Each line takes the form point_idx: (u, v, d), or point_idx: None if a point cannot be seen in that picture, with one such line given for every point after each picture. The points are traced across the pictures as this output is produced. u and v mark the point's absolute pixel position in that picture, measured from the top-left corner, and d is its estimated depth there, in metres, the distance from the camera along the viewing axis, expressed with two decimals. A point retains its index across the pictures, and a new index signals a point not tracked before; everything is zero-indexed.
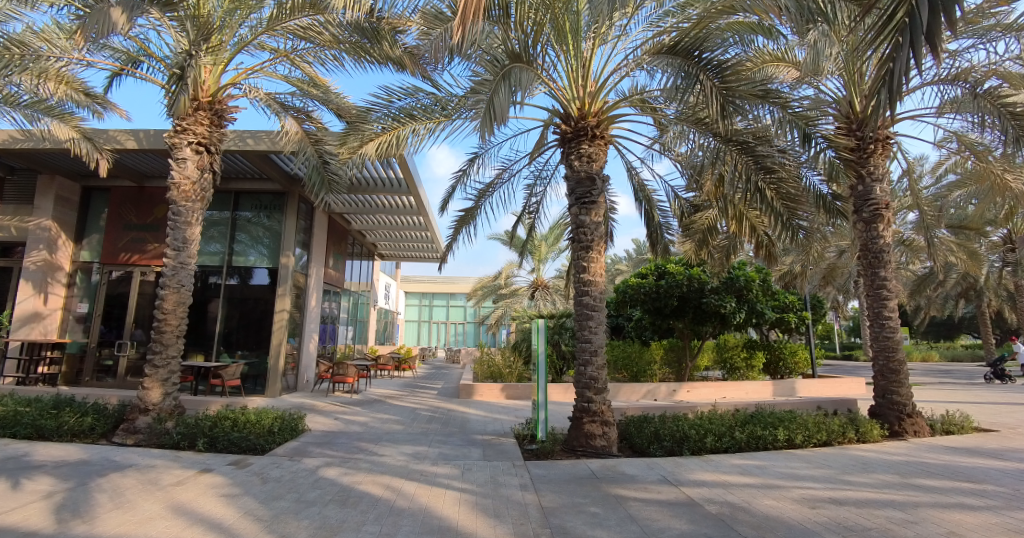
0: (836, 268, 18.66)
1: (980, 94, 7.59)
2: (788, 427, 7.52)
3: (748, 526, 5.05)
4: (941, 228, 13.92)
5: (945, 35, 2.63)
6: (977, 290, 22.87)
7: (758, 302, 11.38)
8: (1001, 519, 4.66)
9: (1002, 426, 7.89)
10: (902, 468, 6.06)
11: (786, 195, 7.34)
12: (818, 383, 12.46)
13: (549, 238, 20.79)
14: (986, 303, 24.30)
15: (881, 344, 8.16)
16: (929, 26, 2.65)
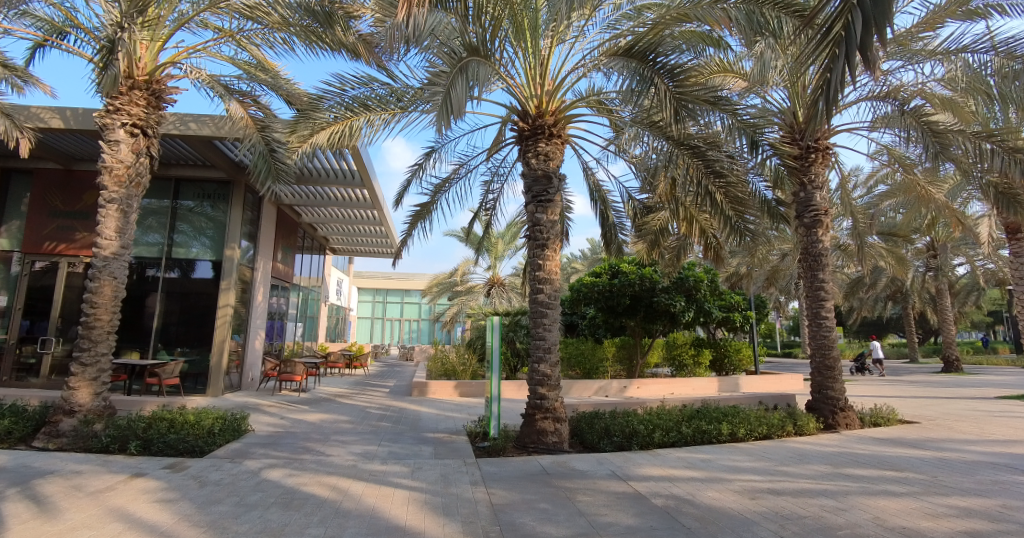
0: (779, 270, 19.57)
1: (908, 112, 8.11)
2: (731, 421, 7.81)
3: (692, 518, 5.19)
4: (873, 234, 14.80)
5: (878, 50, 2.76)
6: (903, 293, 24.53)
7: (706, 301, 11.77)
8: (920, 503, 4.99)
9: (924, 418, 8.44)
10: (835, 459, 6.39)
11: (733, 198, 7.61)
12: (760, 380, 12.98)
13: (506, 235, 20.82)
14: (912, 306, 26.10)
15: (819, 342, 8.58)
16: (862, 41, 2.79)
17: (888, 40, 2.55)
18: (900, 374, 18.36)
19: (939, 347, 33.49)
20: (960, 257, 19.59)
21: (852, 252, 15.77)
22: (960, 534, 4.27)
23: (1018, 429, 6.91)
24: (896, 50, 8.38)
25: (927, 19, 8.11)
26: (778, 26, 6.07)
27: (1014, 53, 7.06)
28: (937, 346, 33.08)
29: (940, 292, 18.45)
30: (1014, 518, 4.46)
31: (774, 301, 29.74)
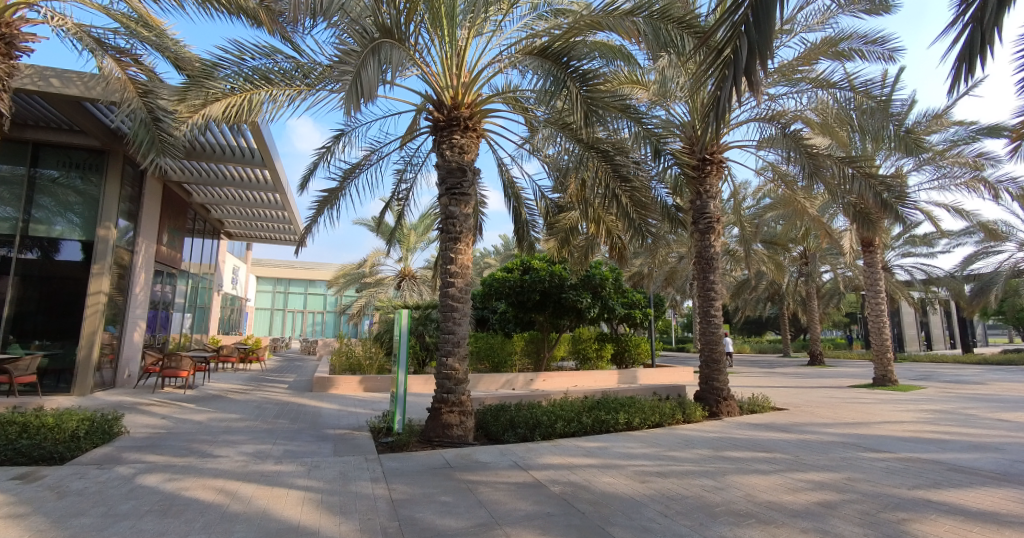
0: (677, 271, 21.00)
1: (789, 135, 9.00)
2: (627, 411, 8.23)
3: (587, 503, 5.39)
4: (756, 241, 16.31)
5: (762, 72, 3.06)
6: (779, 295, 27.36)
7: (610, 298, 12.36)
8: (784, 480, 5.55)
9: (792, 406, 9.44)
10: (716, 443, 6.94)
11: (637, 203, 7.91)
12: (655, 372, 13.83)
13: (419, 227, 20.65)
14: (787, 307, 29.15)
15: (708, 338, 9.28)
16: (748, 64, 3.07)
17: (768, 66, 2.85)
18: (775, 368, 20.46)
19: (806, 343, 37.76)
20: (826, 266, 22.17)
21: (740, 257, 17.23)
22: (813, 505, 4.77)
23: (863, 413, 7.93)
24: (779, 79, 9.25)
25: (804, 55, 8.99)
26: (682, 43, 6.35)
27: (870, 93, 8.15)
28: (806, 343, 37.26)
29: (809, 296, 20.79)
30: (855, 488, 5.07)
31: (672, 301, 31.87)
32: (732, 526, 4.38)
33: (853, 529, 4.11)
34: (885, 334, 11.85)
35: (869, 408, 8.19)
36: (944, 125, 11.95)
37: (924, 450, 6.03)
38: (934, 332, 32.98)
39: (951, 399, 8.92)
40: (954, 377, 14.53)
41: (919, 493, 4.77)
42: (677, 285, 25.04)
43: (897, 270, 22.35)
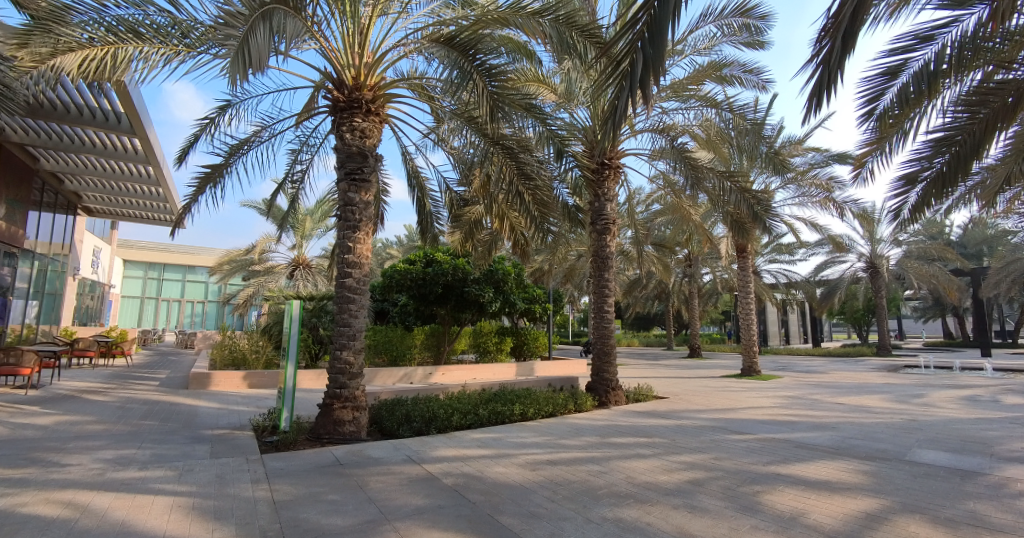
0: (576, 269, 21.92)
1: (676, 148, 9.73)
2: (522, 403, 8.44)
3: (478, 493, 5.29)
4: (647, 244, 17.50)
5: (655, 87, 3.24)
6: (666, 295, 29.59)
7: (512, 293, 12.62)
8: (662, 462, 5.70)
9: (672, 394, 10.22)
10: (603, 430, 7.30)
11: (539, 202, 7.87)
12: (552, 364, 14.29)
13: (315, 213, 19.61)
14: (673, 306, 31.64)
15: (600, 332, 9.78)
16: (643, 77, 3.23)
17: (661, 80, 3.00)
18: (660, 360, 22.13)
19: (687, 338, 41.31)
20: (707, 269, 24.34)
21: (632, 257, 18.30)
22: (684, 483, 4.90)
23: (730, 400, 8.77)
24: (670, 94, 9.91)
25: (694, 75, 9.69)
26: (585, 51, 6.51)
27: (745, 116, 9.03)
28: (688, 338, 40.75)
29: (690, 294, 22.74)
30: (721, 466, 5.40)
31: (571, 298, 33.20)
32: (612, 506, 4.38)
33: (717, 502, 4.26)
34: (752, 330, 13.27)
35: (736, 395, 9.10)
36: (802, 151, 13.60)
37: (778, 431, 6.77)
38: (792, 329, 37.63)
39: (800, 386, 10.19)
40: (803, 367, 16.67)
41: (772, 467, 5.25)
42: (575, 283, 26.12)
43: (764, 274, 25.09)
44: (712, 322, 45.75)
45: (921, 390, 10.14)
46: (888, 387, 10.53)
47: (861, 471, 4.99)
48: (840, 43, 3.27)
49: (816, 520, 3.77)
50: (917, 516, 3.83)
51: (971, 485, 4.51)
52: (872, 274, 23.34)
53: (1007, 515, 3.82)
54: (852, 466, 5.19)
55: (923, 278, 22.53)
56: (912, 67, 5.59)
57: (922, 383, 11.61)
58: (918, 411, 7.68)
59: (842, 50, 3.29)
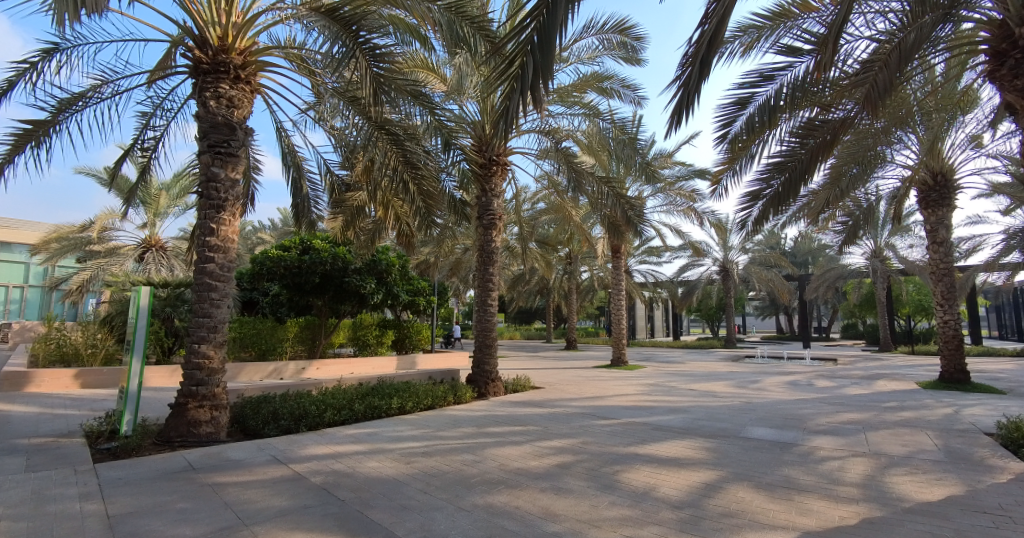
0: (462, 263, 22.02)
1: (560, 150, 10.14)
2: (401, 396, 8.29)
3: (349, 488, 5.06)
4: (532, 241, 18.13)
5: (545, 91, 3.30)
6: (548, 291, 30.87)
7: (395, 285, 12.36)
8: (533, 448, 5.94)
9: (547, 384, 10.71)
10: (481, 421, 7.42)
11: (424, 192, 7.65)
12: (434, 357, 14.19)
13: (171, 188, 17.43)
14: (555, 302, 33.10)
15: (482, 325, 9.93)
16: (535, 81, 3.28)
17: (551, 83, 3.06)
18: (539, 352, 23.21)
19: (565, 331, 43.57)
20: (586, 267, 25.87)
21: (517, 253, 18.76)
22: (552, 467, 5.12)
23: (600, 388, 9.41)
24: (556, 99, 10.29)
25: (578, 83, 10.15)
26: (474, 44, 6.50)
27: (625, 128, 9.67)
28: (567, 332, 43.03)
29: (569, 290, 24.02)
30: (587, 449, 5.74)
31: (457, 293, 33.29)
32: (484, 493, 4.44)
33: (580, 482, 4.55)
34: (622, 324, 14.37)
35: (605, 384, 9.78)
36: (671, 163, 14.97)
37: (639, 415, 7.40)
38: (657, 323, 41.55)
39: (660, 375, 11.26)
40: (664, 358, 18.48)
41: (631, 448, 5.72)
42: (461, 276, 26.23)
43: (636, 273, 27.28)
44: (588, 315, 48.78)
45: (755, 376, 11.74)
46: (730, 374, 12.05)
47: (704, 448, 5.64)
48: (697, 71, 3.54)
49: (664, 493, 4.17)
50: (745, 483, 4.41)
51: (787, 455, 5.30)
52: (724, 276, 26.48)
53: (811, 477, 4.57)
54: (697, 444, 5.84)
55: (763, 282, 26.05)
56: (758, 100, 6.40)
57: (756, 370, 13.46)
58: (751, 394, 8.87)
59: (699, 77, 3.56)
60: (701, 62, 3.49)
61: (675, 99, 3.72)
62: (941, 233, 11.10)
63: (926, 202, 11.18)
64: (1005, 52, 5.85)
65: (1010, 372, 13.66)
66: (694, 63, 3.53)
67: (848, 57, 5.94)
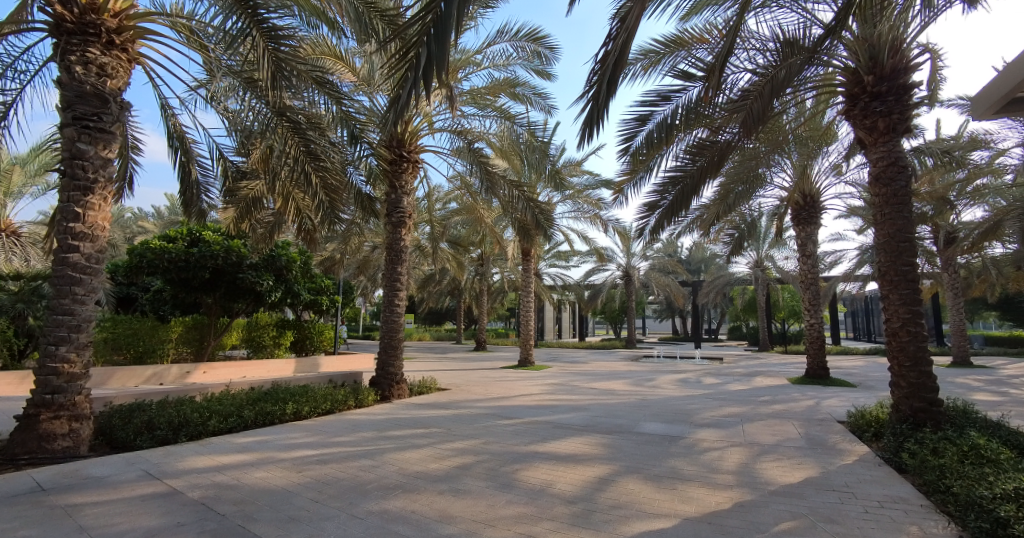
0: (371, 261, 21.30)
1: (473, 151, 10.09)
2: (297, 401, 7.82)
3: (231, 501, 4.63)
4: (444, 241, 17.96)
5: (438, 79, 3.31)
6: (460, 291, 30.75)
7: (296, 283, 11.68)
8: (435, 450, 5.84)
9: (454, 386, 10.64)
10: (382, 425, 7.18)
11: (327, 186, 7.26)
12: (336, 360, 13.38)
13: (26, 163, 15.09)
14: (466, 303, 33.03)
15: (389, 326, 9.65)
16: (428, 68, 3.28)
17: (450, 79, 3.04)
18: (449, 352, 24.40)
19: (476, 332, 43.67)
20: (497, 269, 26.13)
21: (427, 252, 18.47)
22: (452, 468, 5.06)
23: (506, 388, 9.50)
24: (468, 100, 10.24)
25: (491, 86, 10.19)
26: (383, 34, 6.25)
27: (535, 134, 9.75)
28: (478, 333, 43.18)
29: (481, 291, 24.11)
30: (489, 450, 5.76)
31: (365, 292, 32.14)
32: (380, 499, 4.29)
33: (479, 483, 4.54)
34: (529, 325, 14.66)
35: (511, 385, 9.90)
36: (579, 172, 15.55)
37: (542, 414, 7.56)
38: (564, 325, 43.04)
39: (564, 374, 11.63)
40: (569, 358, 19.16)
41: (531, 447, 5.82)
42: (369, 275, 25.34)
43: (545, 276, 28.04)
44: (499, 317, 49.31)
45: (651, 375, 12.50)
46: (629, 373, 12.72)
47: (600, 444, 5.88)
48: (605, 88, 3.62)
49: (560, 489, 4.28)
50: (634, 475, 4.66)
51: (674, 447, 5.68)
52: (627, 281, 27.99)
53: (693, 467, 4.93)
54: (595, 440, 6.08)
55: (661, 287, 27.84)
56: (657, 117, 6.82)
57: (652, 369, 14.34)
58: (646, 392, 9.43)
59: (607, 94, 3.65)
60: (607, 80, 3.60)
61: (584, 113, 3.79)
62: (808, 247, 12.55)
63: (797, 219, 12.58)
64: (858, 95, 6.75)
65: (858, 368, 15.77)
66: (601, 80, 3.62)
67: (733, 86, 6.51)
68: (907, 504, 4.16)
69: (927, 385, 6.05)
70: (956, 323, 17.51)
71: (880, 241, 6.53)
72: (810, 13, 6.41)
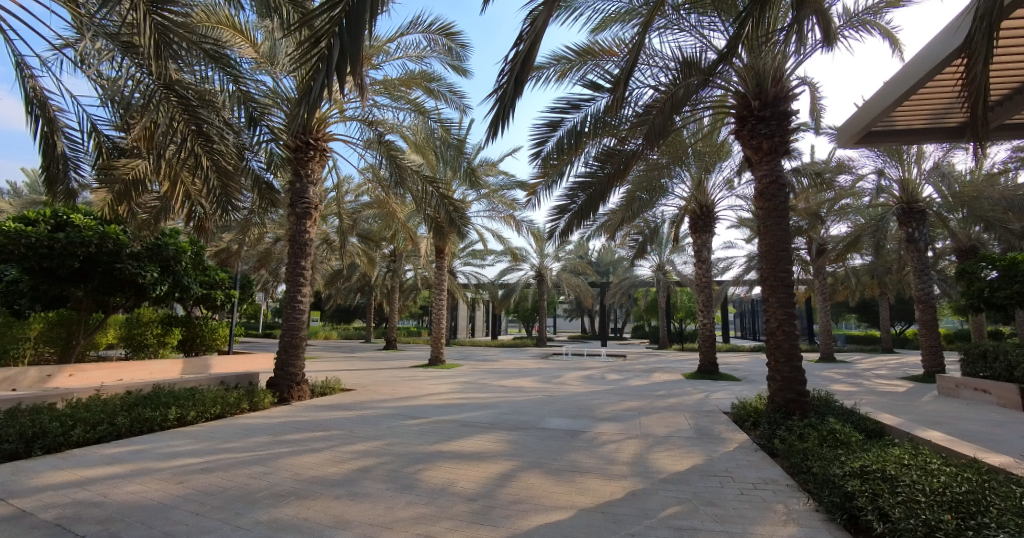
0: (274, 253, 19.98)
1: (384, 143, 9.80)
2: (181, 405, 7.13)
3: (94, 518, 4.09)
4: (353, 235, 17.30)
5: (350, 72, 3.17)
6: (370, 288, 29.76)
7: (185, 275, 10.71)
8: (334, 453, 5.60)
9: (359, 386, 10.28)
10: (277, 428, 6.75)
11: (220, 169, 6.64)
12: (230, 360, 12.19)
13: None
14: (377, 300, 32.02)
15: (290, 323, 9.11)
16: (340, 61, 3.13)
17: (356, 73, 2.94)
18: (356, 352, 22.71)
19: (386, 331, 42.40)
20: (409, 266, 25.63)
21: (335, 247, 17.65)
22: (351, 472, 4.88)
23: (414, 388, 9.34)
24: (381, 90, 9.91)
25: (405, 78, 9.95)
26: (286, 11, 5.84)
27: (450, 131, 9.67)
28: (388, 331, 42.09)
29: (392, 288, 23.53)
30: (392, 451, 5.61)
31: (265, 287, 30.05)
32: (269, 508, 4.02)
33: (379, 485, 4.41)
34: (441, 324, 14.53)
35: (420, 384, 9.75)
36: (495, 172, 15.66)
37: (449, 413, 7.51)
38: (477, 324, 43.19)
39: (474, 373, 11.66)
40: (481, 357, 19.25)
41: (436, 446, 5.77)
42: (270, 268, 23.76)
43: (460, 274, 27.97)
44: (411, 315, 48.33)
45: (558, 372, 12.91)
46: (537, 370, 13.03)
47: (505, 440, 5.96)
48: (512, 87, 3.66)
49: (462, 487, 4.28)
50: (536, 470, 4.77)
51: (576, 441, 5.90)
52: (539, 280, 28.66)
53: (592, 460, 5.15)
54: (500, 437, 6.15)
55: (571, 287, 28.80)
56: (568, 124, 7.02)
57: (560, 367, 14.79)
58: (552, 389, 9.72)
59: (513, 93, 3.70)
60: (515, 78, 3.63)
61: (492, 110, 3.80)
62: (703, 253, 13.60)
63: (694, 227, 13.58)
64: (745, 117, 7.42)
65: (741, 364, 17.39)
66: (509, 79, 3.67)
67: (637, 100, 6.90)
68: (776, 484, 4.65)
69: (797, 378, 6.77)
70: (823, 324, 19.86)
71: (763, 250, 7.21)
72: (706, 39, 6.95)
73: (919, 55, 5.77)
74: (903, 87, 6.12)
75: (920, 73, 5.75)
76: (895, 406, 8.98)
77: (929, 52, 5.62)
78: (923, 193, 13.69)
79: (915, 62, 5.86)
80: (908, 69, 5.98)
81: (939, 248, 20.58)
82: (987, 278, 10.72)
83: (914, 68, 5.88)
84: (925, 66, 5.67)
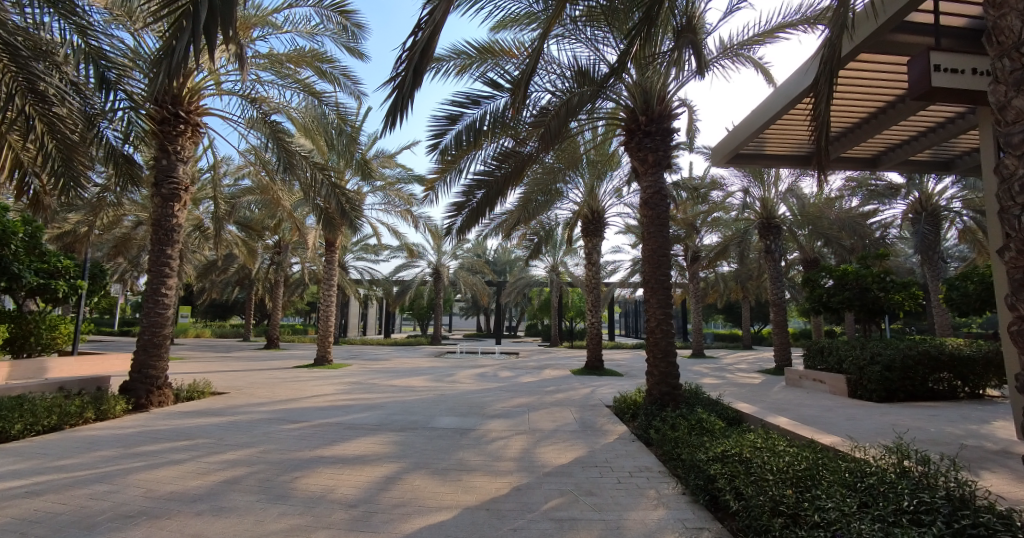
0: (133, 239, 17.56)
1: (269, 124, 9.06)
2: (3, 416, 5.94)
3: None
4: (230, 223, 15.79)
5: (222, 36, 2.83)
6: (249, 282, 27.33)
7: (15, 262, 9.04)
8: (197, 464, 5.06)
9: (232, 389, 9.40)
10: (129, 440, 5.94)
11: (62, 138, 5.75)
12: (75, 363, 10.59)
13: None
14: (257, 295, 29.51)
15: (152, 320, 8.07)
16: (208, 26, 2.80)
17: (228, 41, 2.68)
18: (231, 352, 20.25)
19: (266, 329, 39.16)
20: (297, 260, 23.99)
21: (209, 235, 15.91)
22: (216, 484, 4.43)
23: (296, 390, 8.76)
24: (264, 66, 9.13)
25: (293, 55, 9.27)
26: None
27: (344, 117, 9.16)
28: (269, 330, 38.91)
29: (276, 283, 21.85)
30: (266, 459, 5.21)
31: (120, 278, 26.32)
32: (110, 533, 3.50)
33: (248, 498, 4.05)
34: (329, 321, 13.77)
35: (303, 385, 9.16)
36: (391, 164, 15.18)
37: (333, 416, 7.14)
38: (370, 321, 41.70)
39: (363, 373, 11.23)
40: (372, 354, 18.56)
41: (317, 451, 5.45)
42: (127, 257, 20.89)
43: (351, 269, 26.73)
44: (296, 311, 45.24)
45: (451, 371, 12.84)
46: (430, 369, 12.87)
47: (392, 442, 5.80)
48: (410, 77, 3.54)
49: (342, 494, 4.09)
50: (422, 471, 4.70)
51: (464, 439, 5.90)
52: (436, 278, 28.31)
53: (479, 457, 5.19)
54: (387, 439, 5.97)
55: (468, 285, 28.83)
56: (466, 119, 7.00)
57: (454, 365, 14.71)
58: (444, 387, 9.64)
59: (411, 84, 3.57)
60: (413, 68, 3.52)
61: (389, 98, 3.65)
62: (593, 256, 14.33)
63: (586, 231, 14.27)
64: (633, 131, 7.95)
65: (625, 359, 18.65)
66: (407, 69, 3.54)
67: (534, 104, 7.07)
68: (649, 471, 5.02)
69: (672, 373, 7.36)
70: (695, 323, 21.90)
71: (645, 254, 7.76)
72: (599, 52, 7.32)
73: (778, 90, 6.56)
74: (765, 116, 6.92)
75: (778, 105, 6.54)
76: (751, 396, 10.19)
77: (784, 89, 6.42)
78: (779, 211, 15.63)
79: (774, 95, 6.65)
80: (769, 101, 6.76)
81: (789, 258, 23.66)
82: (825, 285, 12.54)
83: (774, 100, 6.68)
84: (781, 101, 6.47)
